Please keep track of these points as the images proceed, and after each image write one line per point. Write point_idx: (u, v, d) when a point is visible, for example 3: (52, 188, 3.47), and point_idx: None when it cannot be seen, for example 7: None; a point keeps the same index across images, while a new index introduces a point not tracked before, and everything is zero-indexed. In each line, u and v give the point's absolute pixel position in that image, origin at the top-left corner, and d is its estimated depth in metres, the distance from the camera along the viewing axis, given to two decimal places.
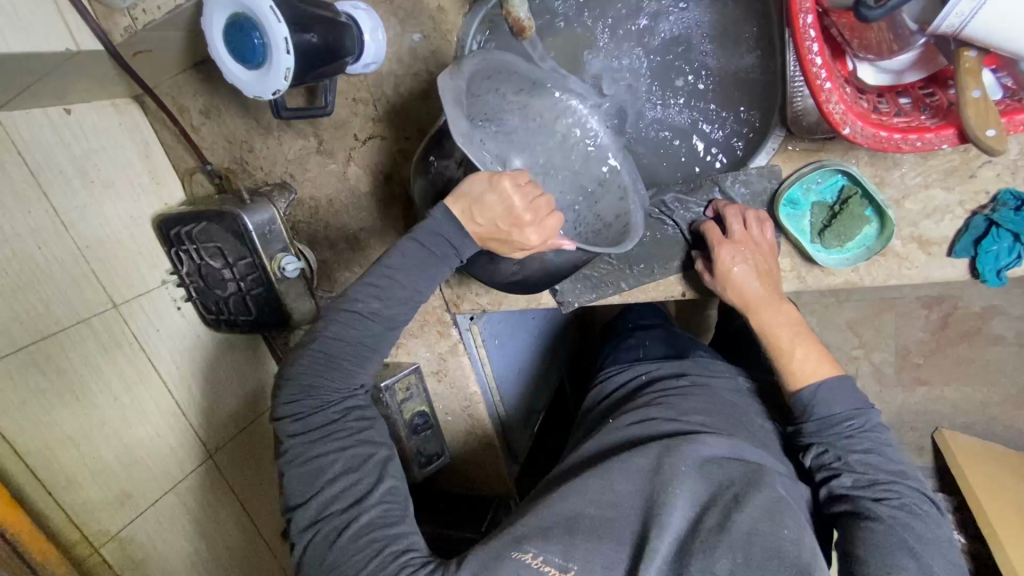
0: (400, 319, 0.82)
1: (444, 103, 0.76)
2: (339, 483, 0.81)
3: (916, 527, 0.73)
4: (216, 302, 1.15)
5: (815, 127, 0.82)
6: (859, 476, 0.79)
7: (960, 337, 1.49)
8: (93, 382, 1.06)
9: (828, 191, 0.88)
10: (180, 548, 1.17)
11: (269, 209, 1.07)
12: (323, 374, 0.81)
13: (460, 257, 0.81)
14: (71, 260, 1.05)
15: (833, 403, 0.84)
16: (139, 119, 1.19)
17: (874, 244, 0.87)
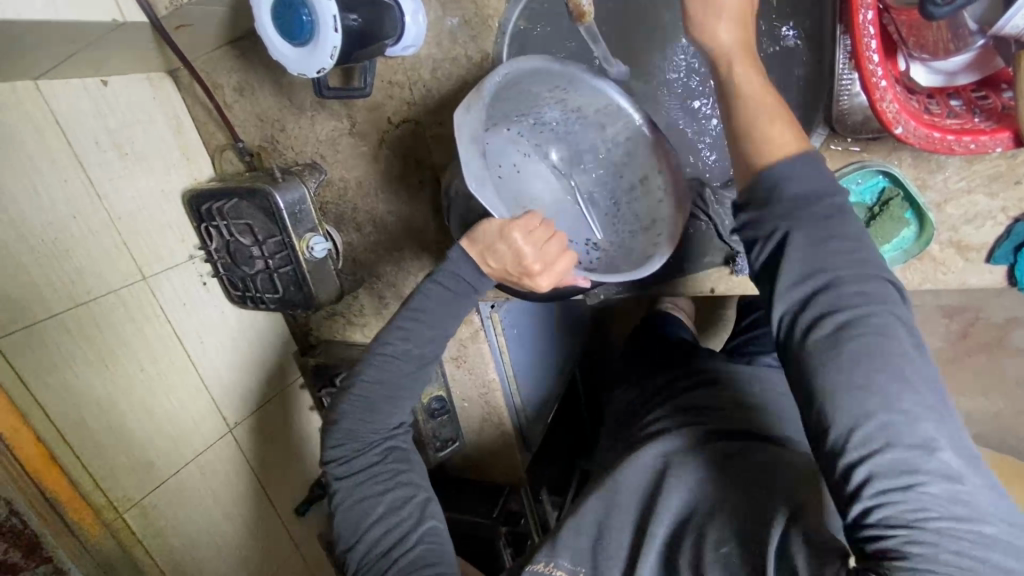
0: (431, 356, 0.84)
1: (459, 144, 0.80)
2: (382, 525, 0.84)
3: (891, 349, 0.61)
4: (242, 279, 1.17)
5: (861, 126, 0.80)
6: (845, 296, 0.63)
7: (979, 348, 1.49)
8: (124, 351, 1.08)
9: (868, 192, 0.86)
10: (204, 536, 1.21)
11: (300, 188, 1.08)
12: (363, 422, 0.84)
13: (480, 293, 0.82)
14: (104, 232, 1.06)
15: (802, 180, 0.67)
16: (172, 94, 1.20)
17: (912, 247, 0.87)
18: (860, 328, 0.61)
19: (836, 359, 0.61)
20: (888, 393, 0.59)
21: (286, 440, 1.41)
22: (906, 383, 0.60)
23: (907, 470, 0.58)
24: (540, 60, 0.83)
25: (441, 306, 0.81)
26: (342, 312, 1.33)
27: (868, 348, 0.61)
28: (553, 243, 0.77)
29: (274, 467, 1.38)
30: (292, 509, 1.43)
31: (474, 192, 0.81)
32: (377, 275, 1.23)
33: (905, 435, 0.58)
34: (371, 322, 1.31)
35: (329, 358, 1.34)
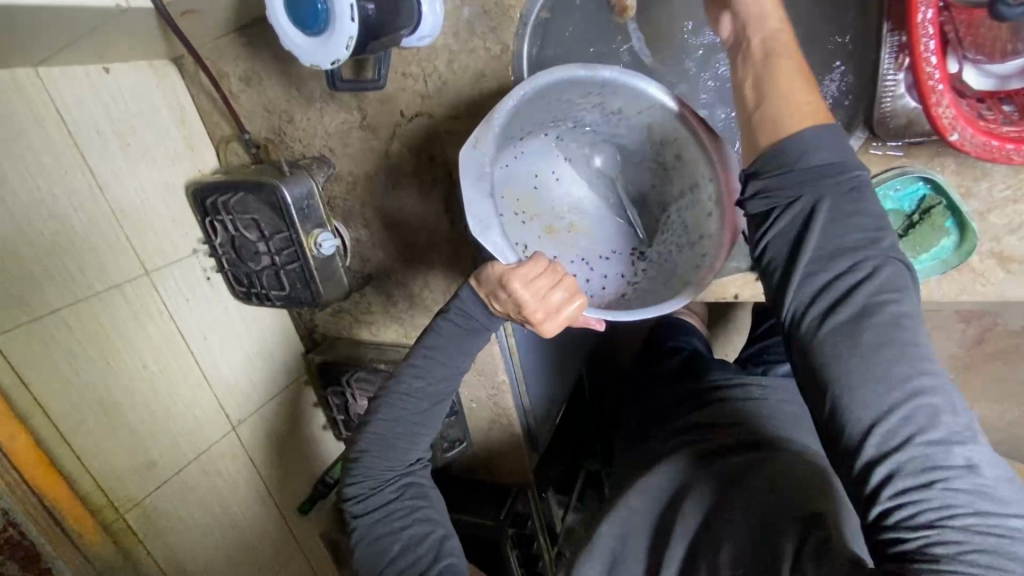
0: (444, 393, 0.90)
1: (462, 186, 0.78)
2: (400, 561, 0.86)
3: (908, 337, 0.61)
4: (247, 275, 1.13)
5: (903, 130, 0.76)
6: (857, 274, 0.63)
7: (996, 354, 1.46)
8: (126, 348, 1.05)
9: (907, 199, 0.83)
10: (209, 542, 1.20)
11: (308, 182, 1.04)
12: (380, 459, 0.90)
13: (491, 330, 0.87)
14: (107, 225, 1.03)
15: (819, 151, 0.66)
16: (177, 83, 1.16)
17: (950, 258, 0.84)
18: (875, 317, 0.61)
19: (852, 350, 0.61)
20: (905, 387, 0.59)
21: (294, 442, 1.40)
22: (925, 375, 0.60)
23: (930, 466, 0.57)
24: (564, 70, 0.78)
25: (452, 347, 0.87)
26: (349, 310, 1.30)
27: (883, 334, 0.61)
28: (557, 291, 0.76)
29: (289, 481, 1.39)
30: (294, 508, 1.41)
31: (478, 237, 0.79)
32: (385, 273, 1.20)
33: (925, 430, 0.58)
34: (378, 321, 1.28)
35: (336, 356, 1.32)
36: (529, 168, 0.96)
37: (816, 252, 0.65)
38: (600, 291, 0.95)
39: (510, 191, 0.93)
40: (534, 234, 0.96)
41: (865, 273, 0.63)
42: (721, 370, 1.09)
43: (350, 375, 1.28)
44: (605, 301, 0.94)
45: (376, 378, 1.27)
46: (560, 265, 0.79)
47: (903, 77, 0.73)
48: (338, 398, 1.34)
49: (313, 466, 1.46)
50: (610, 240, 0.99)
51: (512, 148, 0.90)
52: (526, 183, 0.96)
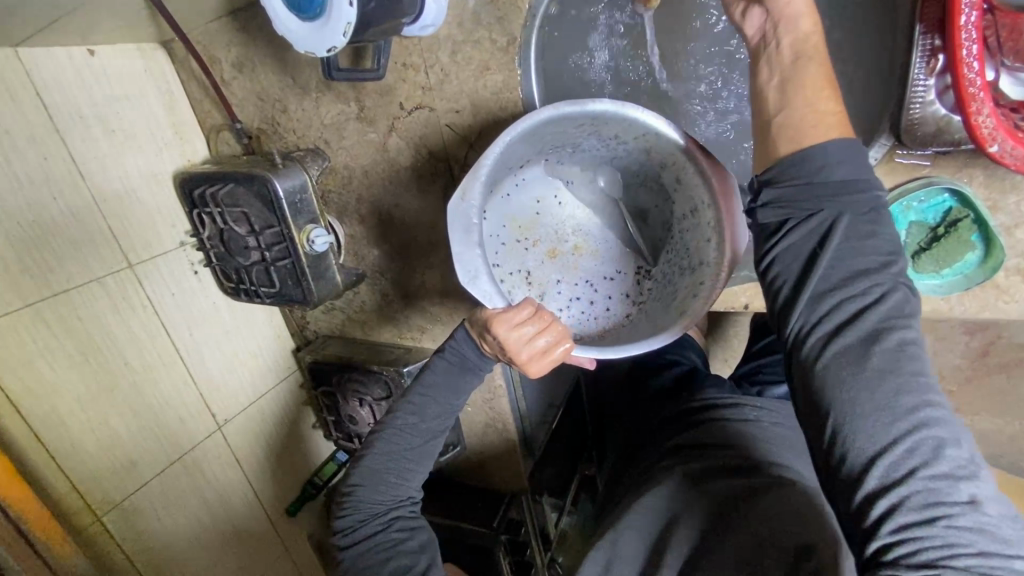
0: (437, 430, 0.89)
1: (450, 239, 0.78)
2: None
3: (915, 369, 0.58)
4: (236, 270, 1.09)
5: (931, 139, 0.72)
6: (865, 296, 0.60)
7: (999, 367, 1.45)
8: (106, 344, 1.01)
9: (932, 212, 0.79)
10: (188, 552, 1.15)
11: (301, 175, 1.00)
12: (372, 496, 0.88)
13: (483, 370, 0.87)
14: (88, 215, 0.98)
15: (838, 167, 0.62)
16: (165, 67, 1.10)
17: (975, 274, 0.80)
18: (882, 346, 0.59)
19: (859, 377, 0.58)
20: (910, 418, 0.57)
21: (276, 446, 1.35)
22: (933, 407, 0.57)
23: (932, 502, 0.55)
24: (548, 109, 0.76)
25: (447, 389, 0.87)
26: (342, 309, 1.27)
27: (891, 362, 0.58)
28: (542, 336, 0.76)
29: (274, 487, 1.34)
30: (282, 511, 1.37)
31: (466, 283, 0.79)
32: (380, 271, 1.16)
33: (930, 464, 0.56)
34: (371, 320, 1.24)
35: (325, 356, 1.27)
36: (530, 192, 0.93)
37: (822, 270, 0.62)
38: (602, 314, 0.94)
39: (511, 220, 0.92)
40: (538, 259, 0.95)
41: (874, 301, 0.60)
42: (718, 386, 1.05)
43: (342, 376, 1.24)
44: (607, 326, 0.93)
45: (369, 380, 1.23)
46: (547, 311, 0.79)
47: (934, 82, 0.68)
48: (328, 399, 1.30)
49: (300, 470, 1.42)
50: (615, 261, 0.96)
51: (510, 179, 0.89)
52: (529, 209, 0.94)
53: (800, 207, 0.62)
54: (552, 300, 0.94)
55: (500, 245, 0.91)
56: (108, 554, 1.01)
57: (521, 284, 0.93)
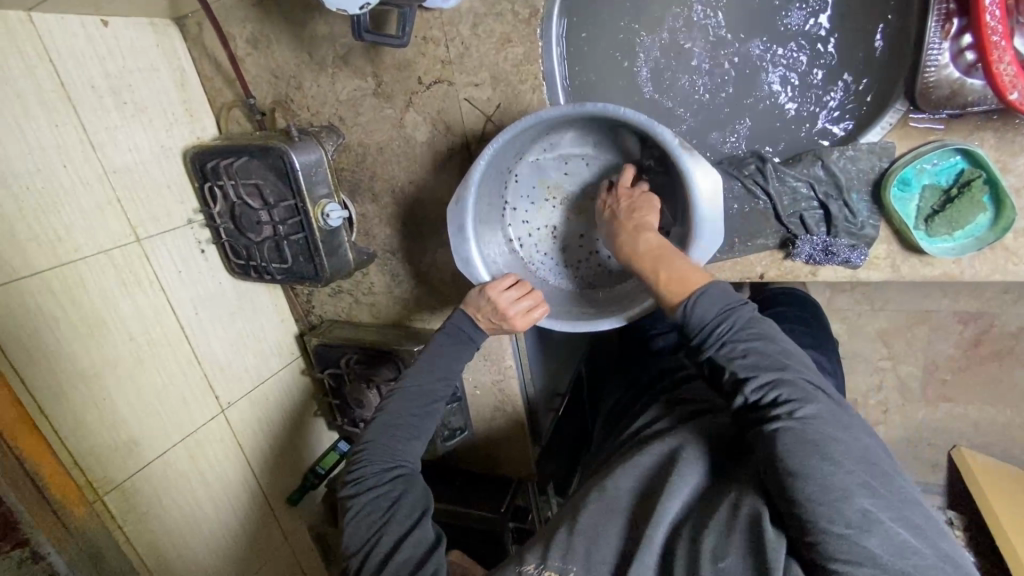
0: (440, 393, 0.94)
1: (449, 236, 0.95)
2: (385, 536, 0.81)
3: (831, 436, 0.68)
4: (246, 247, 1.09)
5: (946, 103, 0.71)
6: (765, 381, 0.74)
7: (992, 356, 1.49)
8: (111, 318, 0.99)
9: (945, 174, 0.75)
10: (188, 532, 1.12)
11: (318, 150, 0.99)
12: (381, 449, 0.88)
13: (477, 344, 0.97)
14: (97, 186, 0.97)
15: (710, 309, 0.79)
16: (176, 43, 1.10)
17: (986, 235, 0.75)
18: (785, 421, 0.70)
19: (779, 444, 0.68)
20: (821, 474, 0.65)
21: (285, 425, 1.35)
22: (842, 466, 0.65)
23: (861, 553, 0.61)
24: (529, 118, 0.83)
25: (448, 358, 0.95)
26: (349, 291, 1.26)
27: (803, 443, 0.67)
28: (526, 299, 0.94)
29: (280, 469, 1.34)
30: (283, 499, 1.35)
31: (464, 267, 0.97)
32: (391, 251, 1.15)
33: (844, 513, 0.63)
34: (380, 301, 1.24)
35: (332, 338, 1.26)
36: (559, 155, 0.99)
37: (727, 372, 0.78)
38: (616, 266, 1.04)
39: (543, 181, 1.01)
40: (564, 216, 1.03)
41: (768, 381, 0.74)
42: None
43: (349, 357, 1.23)
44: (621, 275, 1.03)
45: (378, 361, 1.22)
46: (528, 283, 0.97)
47: (947, 45, 0.69)
48: (333, 382, 1.28)
49: (304, 458, 1.41)
50: None
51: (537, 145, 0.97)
52: (556, 171, 1.00)
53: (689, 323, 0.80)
54: (574, 252, 1.05)
55: (530, 205, 1.03)
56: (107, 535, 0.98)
57: (548, 239, 1.04)
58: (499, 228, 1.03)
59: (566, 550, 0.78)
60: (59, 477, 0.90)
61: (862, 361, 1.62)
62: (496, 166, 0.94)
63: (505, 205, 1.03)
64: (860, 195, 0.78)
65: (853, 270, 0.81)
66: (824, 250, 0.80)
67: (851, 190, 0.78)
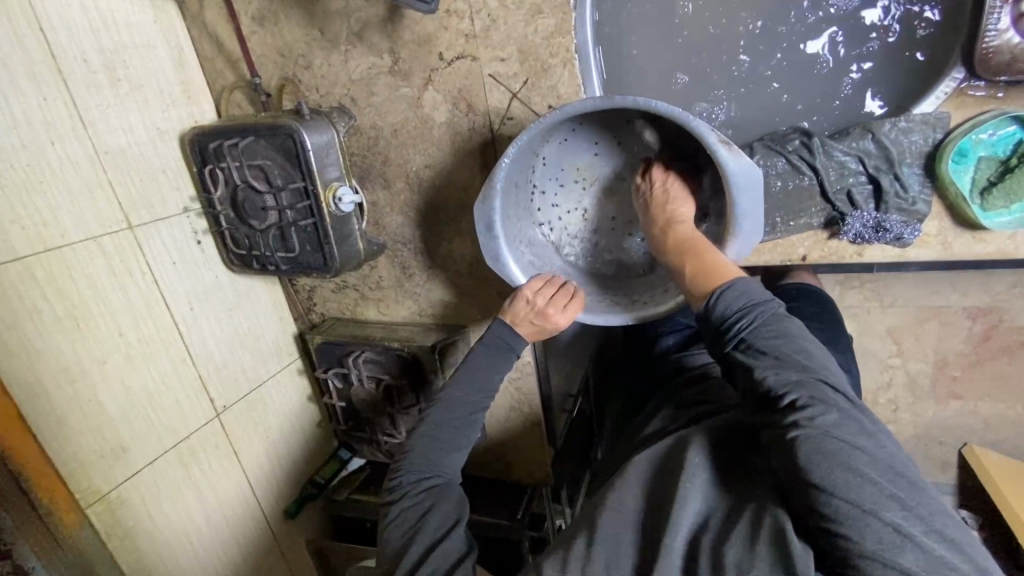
0: (479, 404, 0.91)
1: (478, 234, 0.89)
2: (415, 545, 0.78)
3: (855, 445, 0.63)
4: (248, 235, 1.02)
5: (1007, 67, 0.69)
6: (784, 382, 0.70)
7: (1002, 351, 1.45)
8: (98, 309, 0.90)
9: (1002, 145, 0.73)
10: (182, 550, 1.03)
11: (329, 130, 0.94)
12: (422, 459, 0.87)
13: (516, 351, 0.91)
14: (88, 167, 0.89)
15: (729, 306, 0.76)
16: (175, 21, 1.03)
17: None
18: (804, 426, 0.66)
19: (799, 454, 0.64)
20: (847, 488, 0.60)
21: (286, 431, 1.26)
22: (872, 481, 0.61)
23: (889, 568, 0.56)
24: (554, 112, 0.79)
25: (485, 369, 0.91)
26: (355, 286, 1.19)
27: (824, 453, 0.63)
28: (562, 293, 0.90)
29: (291, 485, 1.28)
30: (282, 518, 1.26)
31: (499, 266, 0.91)
32: (403, 242, 1.09)
33: (870, 528, 0.58)
34: (389, 296, 1.17)
35: (339, 335, 1.19)
36: (588, 136, 0.97)
37: (743, 371, 0.74)
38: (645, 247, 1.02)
39: (570, 163, 0.99)
40: (593, 196, 1.01)
41: (789, 384, 0.70)
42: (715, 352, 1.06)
43: (357, 355, 1.15)
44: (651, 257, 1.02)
45: (389, 360, 1.14)
46: (559, 278, 0.94)
47: (1005, 12, 0.67)
48: (339, 382, 1.20)
49: (304, 470, 1.32)
50: None
51: (566, 127, 0.94)
52: (586, 152, 0.98)
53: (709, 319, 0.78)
54: (605, 234, 1.03)
55: (559, 189, 1.00)
56: (89, 548, 0.87)
57: (578, 221, 1.03)
58: (529, 212, 0.99)
59: (585, 562, 0.70)
60: (50, 481, 0.82)
61: (871, 359, 1.58)
62: (527, 155, 0.90)
63: (533, 189, 0.98)
64: (911, 167, 0.77)
65: (902, 249, 0.79)
66: (874, 227, 0.78)
67: (903, 163, 0.76)
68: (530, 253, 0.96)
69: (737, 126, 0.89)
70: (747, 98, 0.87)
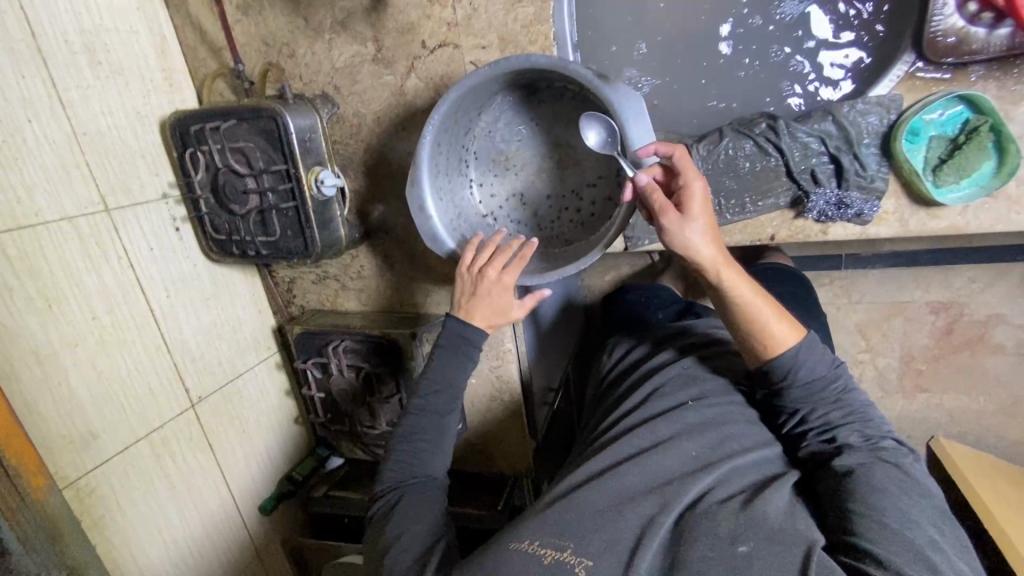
0: (453, 398, 0.90)
1: (413, 215, 0.89)
2: (387, 539, 0.79)
3: (918, 477, 0.71)
4: (228, 220, 1.02)
5: (952, 49, 0.74)
6: (858, 434, 0.76)
7: (962, 345, 1.50)
8: (72, 291, 0.89)
9: (950, 124, 0.78)
10: (155, 544, 1.00)
11: (312, 115, 0.95)
12: (401, 455, 0.87)
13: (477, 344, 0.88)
14: (64, 146, 0.88)
15: (812, 367, 0.78)
16: (158, 8, 1.04)
17: (991, 183, 0.77)
18: (884, 463, 0.72)
19: (881, 486, 0.68)
20: (899, 502, 0.67)
21: (263, 428, 1.24)
22: (917, 503, 0.68)
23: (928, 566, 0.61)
24: (455, 88, 0.84)
25: (453, 363, 0.88)
26: (335, 276, 1.19)
27: (899, 481, 0.69)
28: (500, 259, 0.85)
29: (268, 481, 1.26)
30: (258, 513, 1.23)
31: (436, 246, 0.91)
32: (384, 230, 1.10)
33: (914, 531, 0.64)
34: (369, 286, 1.17)
35: (318, 326, 1.18)
36: (510, 122, 0.94)
37: (818, 423, 0.79)
38: (587, 221, 0.93)
39: (499, 151, 0.95)
40: (527, 180, 0.96)
41: (860, 431, 0.76)
42: (708, 318, 1.02)
43: (336, 345, 1.15)
44: (592, 228, 0.92)
45: (368, 348, 1.14)
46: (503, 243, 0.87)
47: None
48: (318, 372, 1.20)
49: (279, 466, 1.29)
50: (597, 166, 0.92)
51: (486, 114, 0.93)
52: (512, 140, 0.95)
53: (798, 373, 0.77)
54: (543, 217, 0.96)
55: (492, 177, 0.96)
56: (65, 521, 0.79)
57: (517, 207, 0.97)
58: (465, 206, 0.96)
59: None
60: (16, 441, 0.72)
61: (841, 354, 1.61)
62: (448, 142, 0.91)
63: (470, 183, 0.97)
64: (869, 147, 0.81)
65: (863, 226, 0.84)
66: (836, 205, 0.82)
67: (861, 143, 0.81)
68: (464, 237, 0.93)
69: (705, 113, 0.93)
70: (712, 85, 0.92)
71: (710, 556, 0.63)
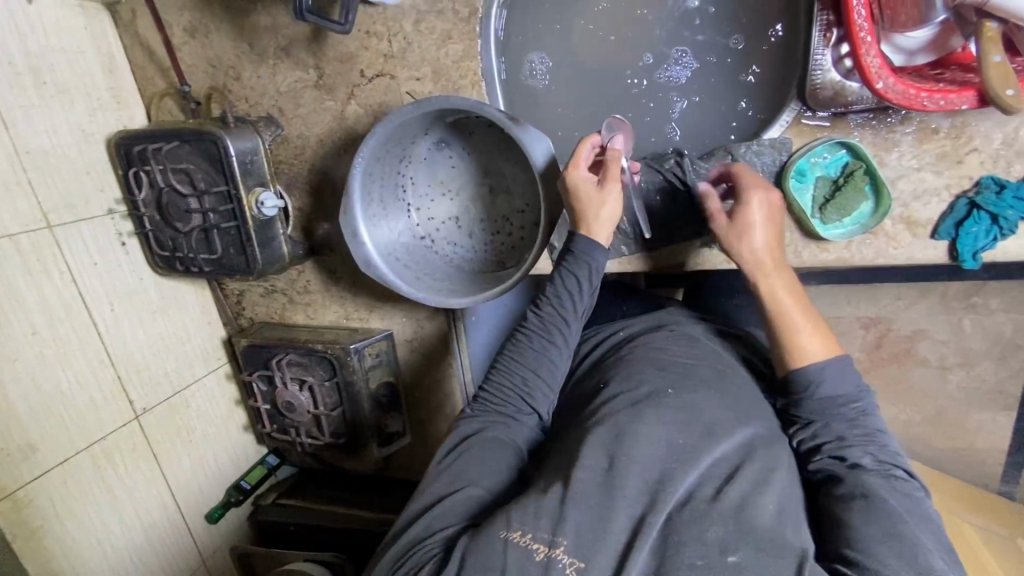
0: (556, 353, 0.89)
1: (348, 241, 0.93)
2: (452, 469, 0.79)
3: (927, 511, 0.69)
4: (171, 238, 1.04)
5: (830, 101, 0.83)
6: (874, 458, 0.75)
7: (891, 358, 1.43)
8: (11, 306, 0.91)
9: (833, 167, 0.88)
10: (94, 550, 1.02)
11: (253, 138, 0.99)
12: (505, 380, 0.89)
13: (584, 297, 0.88)
14: (6, 162, 0.90)
15: (836, 380, 0.79)
16: (107, 27, 1.06)
17: (869, 221, 0.86)
18: (897, 490, 0.71)
19: (887, 507, 0.67)
20: (893, 521, 0.66)
21: (209, 440, 1.26)
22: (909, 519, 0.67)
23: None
24: (384, 122, 0.89)
25: (558, 307, 0.88)
26: (283, 290, 1.23)
27: (908, 510, 0.68)
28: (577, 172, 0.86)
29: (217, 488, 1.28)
30: (203, 520, 1.25)
31: (371, 269, 0.94)
32: (329, 247, 1.14)
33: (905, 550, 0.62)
34: (316, 300, 1.21)
35: (264, 339, 1.21)
36: (445, 152, 1.00)
37: (834, 440, 0.78)
38: (517, 244, 0.99)
39: (436, 178, 1.01)
40: (461, 206, 1.02)
41: (878, 458, 0.75)
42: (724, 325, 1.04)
43: (280, 357, 1.18)
44: (522, 250, 0.98)
45: (314, 360, 1.17)
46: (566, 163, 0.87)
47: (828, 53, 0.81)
48: (263, 384, 1.23)
49: (228, 474, 1.31)
50: (524, 194, 0.98)
51: (421, 145, 0.99)
52: (447, 167, 1.01)
53: (820, 385, 0.79)
54: (478, 240, 1.02)
55: (430, 201, 1.02)
56: None
57: (454, 230, 1.03)
58: (404, 227, 1.01)
59: None
60: None
61: None
62: (382, 171, 0.96)
63: (410, 207, 1.02)
64: None
65: None
66: None
67: None
68: (400, 260, 0.98)
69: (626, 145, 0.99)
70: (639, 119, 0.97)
71: (698, 565, 0.61)
